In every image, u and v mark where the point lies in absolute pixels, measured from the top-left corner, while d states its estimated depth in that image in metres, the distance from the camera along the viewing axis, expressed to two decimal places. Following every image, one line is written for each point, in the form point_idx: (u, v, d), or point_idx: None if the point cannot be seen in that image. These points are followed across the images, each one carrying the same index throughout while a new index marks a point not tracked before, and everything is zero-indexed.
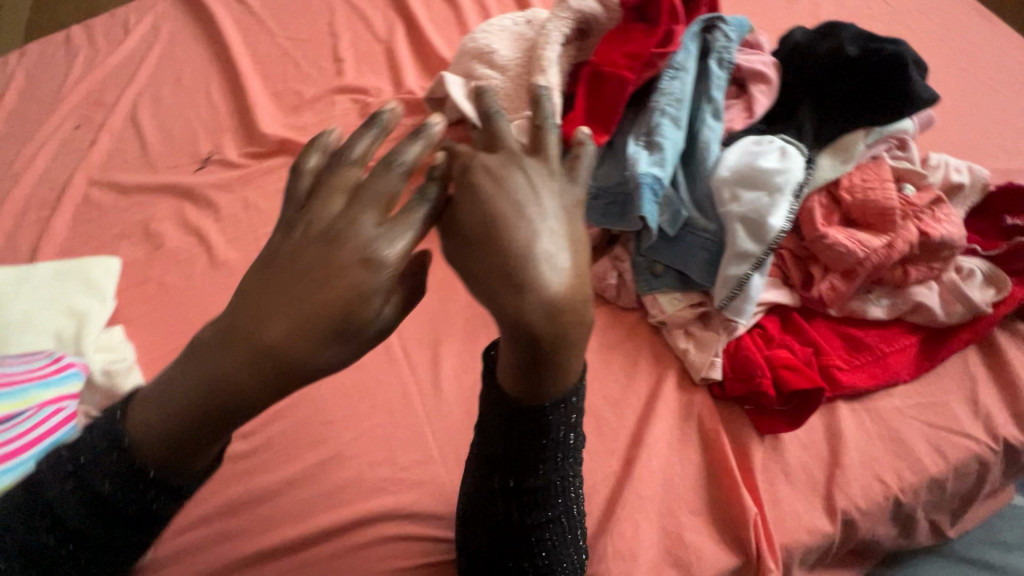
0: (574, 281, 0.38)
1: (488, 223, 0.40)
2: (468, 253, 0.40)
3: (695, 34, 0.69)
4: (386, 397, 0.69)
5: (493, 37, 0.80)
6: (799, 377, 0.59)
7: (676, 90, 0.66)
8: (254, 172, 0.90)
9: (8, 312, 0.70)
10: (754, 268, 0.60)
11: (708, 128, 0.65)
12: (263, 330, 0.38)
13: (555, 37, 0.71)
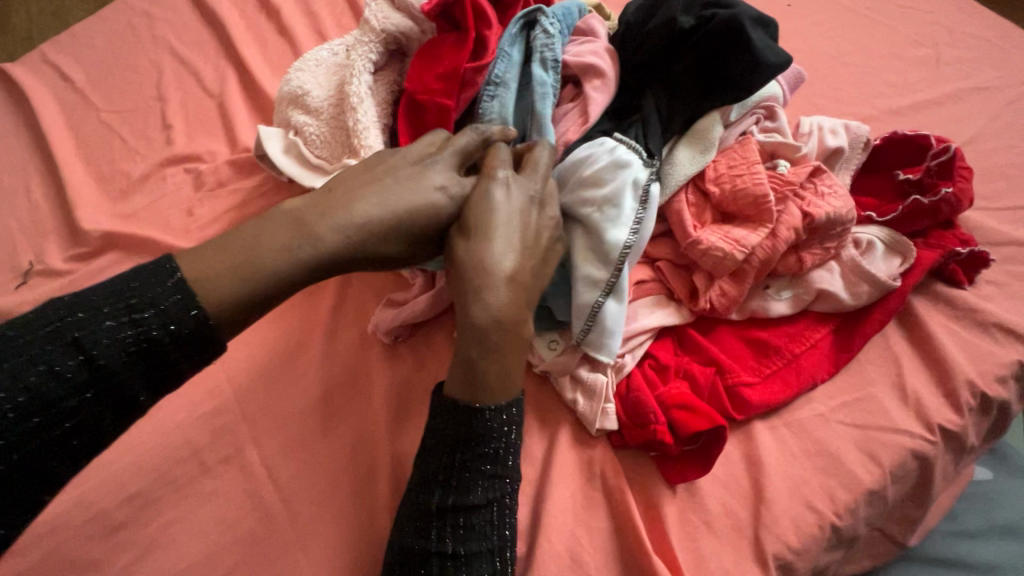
0: (512, 305, 0.43)
1: (490, 223, 0.45)
2: (467, 244, 0.45)
3: (512, 36, 0.58)
4: (243, 516, 0.58)
5: (307, 73, 0.69)
6: (697, 414, 0.50)
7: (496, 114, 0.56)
8: (81, 275, 0.78)
9: None
10: (605, 294, 0.51)
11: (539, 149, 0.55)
12: (343, 215, 0.44)
13: (362, 65, 0.62)
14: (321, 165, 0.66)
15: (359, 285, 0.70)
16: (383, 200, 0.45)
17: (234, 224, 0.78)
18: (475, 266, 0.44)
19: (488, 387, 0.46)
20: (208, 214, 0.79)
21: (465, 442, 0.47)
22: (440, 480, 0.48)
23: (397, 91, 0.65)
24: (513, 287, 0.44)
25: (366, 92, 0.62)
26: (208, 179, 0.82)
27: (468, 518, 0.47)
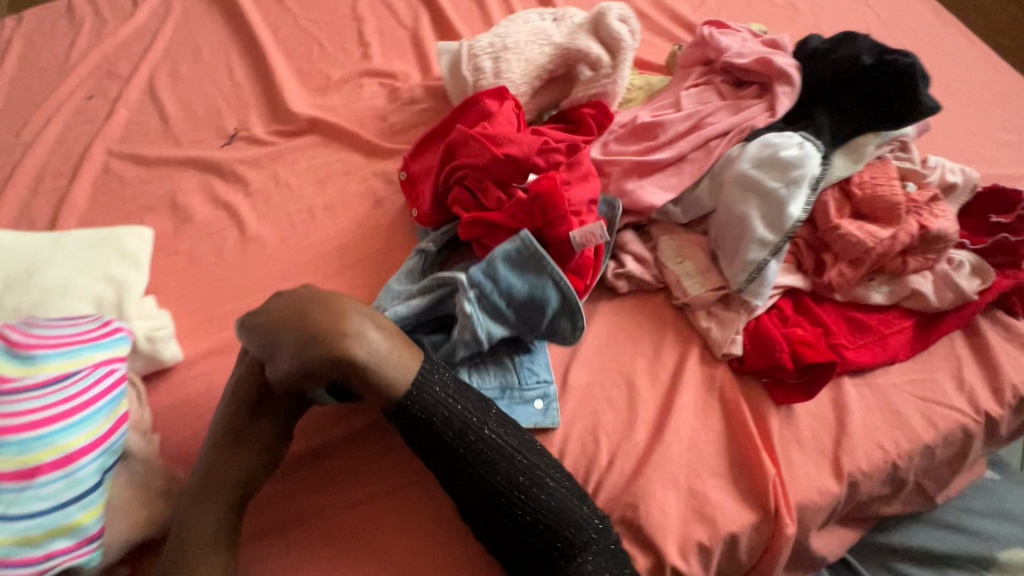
0: (377, 346, 0.57)
1: (298, 306, 0.57)
2: (292, 330, 0.55)
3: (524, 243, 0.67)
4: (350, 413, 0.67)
5: (523, 34, 0.85)
6: (812, 352, 0.65)
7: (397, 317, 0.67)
8: (284, 148, 0.92)
9: (46, 278, 0.69)
10: (771, 255, 0.66)
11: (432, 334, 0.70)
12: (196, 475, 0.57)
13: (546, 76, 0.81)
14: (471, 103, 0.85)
15: None
16: (218, 436, 0.58)
17: (423, 136, 0.91)
18: (311, 343, 0.54)
19: (393, 375, 0.57)
20: (400, 123, 0.93)
21: (429, 418, 0.57)
22: (456, 480, 0.57)
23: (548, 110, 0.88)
24: (369, 325, 0.57)
25: (525, 91, 0.83)
26: (401, 95, 0.96)
27: (488, 479, 0.57)
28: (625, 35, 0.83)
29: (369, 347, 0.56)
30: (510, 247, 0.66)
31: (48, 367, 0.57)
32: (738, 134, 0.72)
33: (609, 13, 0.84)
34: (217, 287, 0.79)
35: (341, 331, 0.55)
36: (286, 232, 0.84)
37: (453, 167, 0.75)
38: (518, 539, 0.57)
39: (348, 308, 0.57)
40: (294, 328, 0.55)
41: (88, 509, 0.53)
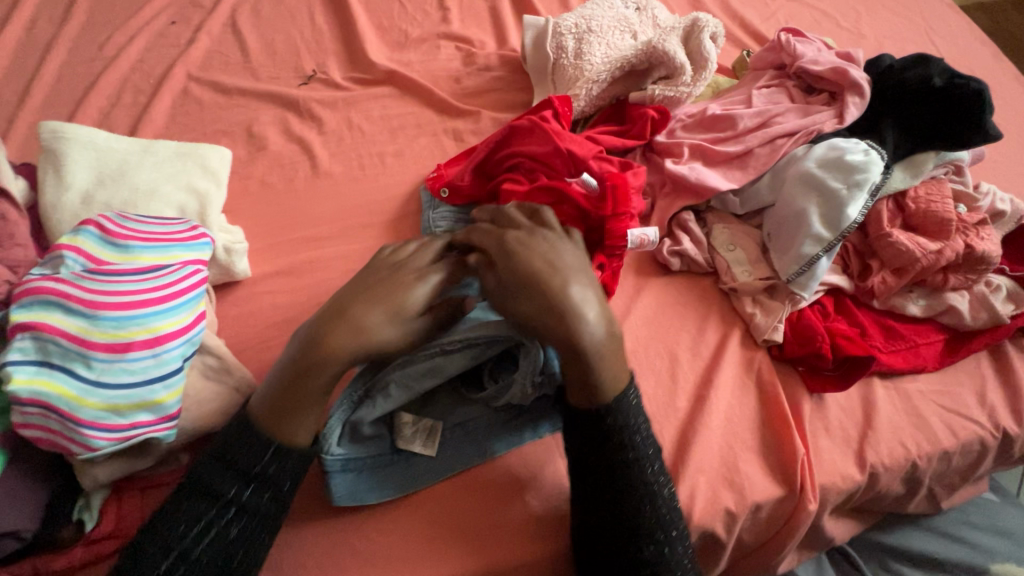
0: (602, 334, 0.54)
1: (537, 266, 0.56)
2: (513, 278, 0.56)
3: None
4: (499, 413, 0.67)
5: (607, 22, 0.90)
6: (851, 346, 0.68)
7: (445, 359, 0.62)
8: (359, 95, 0.95)
9: (135, 179, 0.73)
10: (824, 250, 0.69)
11: (350, 412, 0.63)
12: (350, 325, 0.54)
13: (623, 62, 0.84)
14: (547, 75, 0.90)
15: None
16: (313, 328, 0.54)
17: (494, 102, 0.95)
18: (541, 314, 0.54)
19: (599, 373, 0.54)
20: (473, 86, 0.96)
21: (584, 415, 0.56)
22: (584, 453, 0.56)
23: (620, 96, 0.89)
24: (596, 313, 0.54)
25: (604, 78, 0.85)
26: (476, 61, 0.99)
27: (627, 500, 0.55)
28: (713, 54, 0.84)
29: (610, 334, 0.55)
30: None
31: (142, 258, 0.62)
32: (804, 136, 0.76)
33: (703, 30, 0.85)
34: (286, 215, 0.83)
35: (574, 313, 0.53)
36: (355, 173, 0.87)
37: (511, 152, 0.78)
38: (614, 531, 0.55)
39: (575, 299, 0.54)
40: (548, 246, 0.58)
41: (170, 389, 0.56)
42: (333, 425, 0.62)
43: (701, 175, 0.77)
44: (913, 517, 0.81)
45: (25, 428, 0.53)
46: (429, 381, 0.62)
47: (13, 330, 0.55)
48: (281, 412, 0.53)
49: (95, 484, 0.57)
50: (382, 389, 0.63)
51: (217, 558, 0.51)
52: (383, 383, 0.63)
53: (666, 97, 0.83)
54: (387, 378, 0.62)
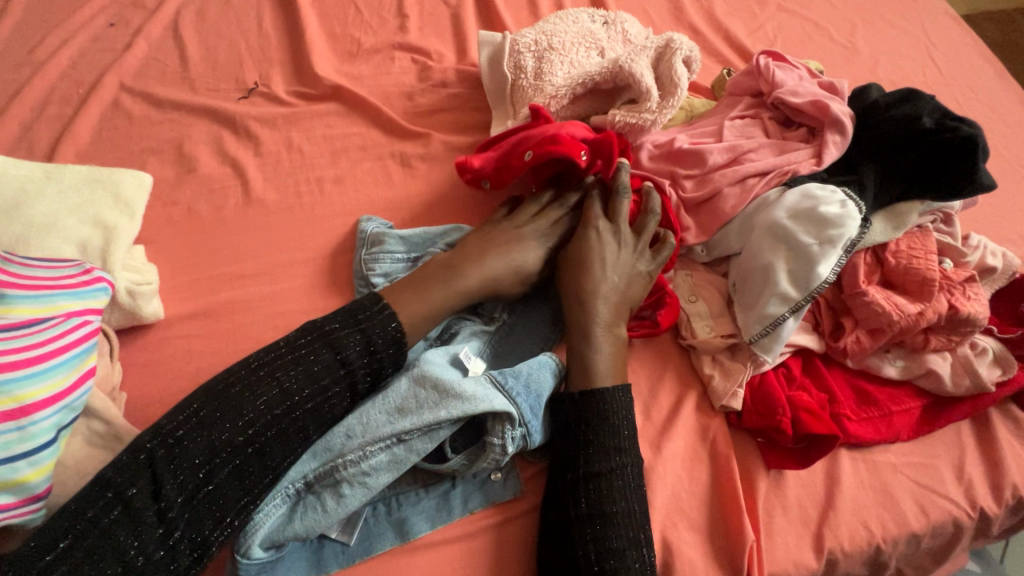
0: (619, 342, 0.66)
1: (588, 259, 0.70)
2: (591, 251, 0.70)
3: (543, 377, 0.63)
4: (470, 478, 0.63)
5: (572, 36, 0.82)
6: (815, 422, 0.61)
7: (410, 450, 0.57)
8: (302, 112, 0.87)
9: (31, 210, 0.66)
10: (791, 312, 0.62)
11: (280, 508, 0.56)
12: (476, 252, 0.69)
13: (585, 81, 0.77)
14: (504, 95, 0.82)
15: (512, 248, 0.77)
16: (447, 256, 0.69)
17: (448, 123, 0.87)
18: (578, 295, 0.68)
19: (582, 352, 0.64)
20: (426, 104, 0.89)
21: (574, 444, 0.59)
22: (565, 462, 0.59)
23: (584, 116, 0.81)
24: (611, 312, 0.67)
25: (564, 96, 0.77)
26: (432, 75, 0.92)
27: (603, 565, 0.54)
28: (685, 80, 0.76)
29: (615, 340, 0.66)
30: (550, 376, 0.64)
31: (15, 311, 0.54)
32: (777, 177, 0.68)
33: (675, 52, 0.76)
34: (211, 249, 0.76)
35: (594, 304, 0.67)
36: (290, 201, 0.80)
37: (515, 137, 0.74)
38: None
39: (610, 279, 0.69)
40: (607, 244, 0.71)
41: (37, 467, 0.50)
42: (265, 522, 0.55)
43: (684, 213, 0.73)
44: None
45: None
46: (376, 450, 0.57)
47: None
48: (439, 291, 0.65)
49: None
50: (331, 486, 0.56)
51: (241, 468, 0.54)
52: (335, 481, 0.56)
53: (628, 125, 0.75)
54: (339, 476, 0.56)
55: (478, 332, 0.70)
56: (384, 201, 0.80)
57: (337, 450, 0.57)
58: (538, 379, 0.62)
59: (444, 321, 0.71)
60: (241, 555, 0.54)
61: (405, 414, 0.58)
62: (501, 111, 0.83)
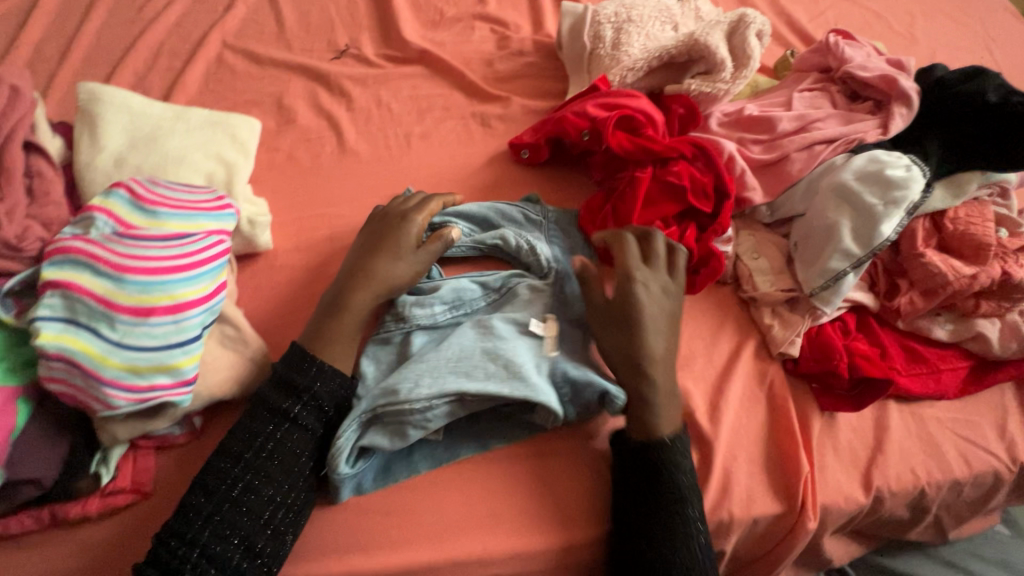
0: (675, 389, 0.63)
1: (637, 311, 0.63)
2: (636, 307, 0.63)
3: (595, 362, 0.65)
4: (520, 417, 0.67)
5: (648, 12, 0.87)
6: (869, 367, 0.66)
7: (466, 407, 0.61)
8: (390, 73, 0.94)
9: (166, 145, 0.74)
10: (852, 267, 0.67)
11: (364, 436, 0.61)
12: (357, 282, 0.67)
13: (662, 53, 0.82)
14: (583, 64, 0.88)
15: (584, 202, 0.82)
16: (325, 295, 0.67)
17: (524, 89, 0.93)
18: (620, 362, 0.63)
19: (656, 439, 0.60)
20: (505, 71, 0.95)
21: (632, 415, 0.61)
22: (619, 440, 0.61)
23: (657, 88, 0.86)
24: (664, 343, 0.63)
25: (641, 68, 0.83)
26: (510, 45, 0.98)
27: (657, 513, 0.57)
28: (757, 52, 0.81)
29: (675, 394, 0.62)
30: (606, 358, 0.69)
31: (168, 225, 0.63)
32: (843, 144, 0.73)
33: (749, 26, 0.81)
34: (310, 189, 0.83)
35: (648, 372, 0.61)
36: (380, 152, 0.87)
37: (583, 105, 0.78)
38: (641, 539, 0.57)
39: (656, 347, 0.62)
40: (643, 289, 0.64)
41: (189, 355, 0.58)
42: (346, 445, 0.59)
43: (749, 175, 0.75)
44: (917, 546, 0.80)
45: (51, 383, 0.56)
46: (442, 414, 0.60)
47: (43, 287, 0.57)
48: (322, 335, 0.64)
49: (114, 441, 0.59)
50: (397, 426, 0.60)
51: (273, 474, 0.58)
52: (401, 423, 0.60)
53: (703, 94, 0.81)
54: (405, 419, 0.60)
55: (536, 288, 0.71)
56: (465, 156, 0.86)
57: (411, 396, 0.59)
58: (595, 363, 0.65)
59: (500, 276, 0.73)
60: (332, 472, 0.59)
61: (470, 376, 0.61)
62: (578, 80, 0.89)
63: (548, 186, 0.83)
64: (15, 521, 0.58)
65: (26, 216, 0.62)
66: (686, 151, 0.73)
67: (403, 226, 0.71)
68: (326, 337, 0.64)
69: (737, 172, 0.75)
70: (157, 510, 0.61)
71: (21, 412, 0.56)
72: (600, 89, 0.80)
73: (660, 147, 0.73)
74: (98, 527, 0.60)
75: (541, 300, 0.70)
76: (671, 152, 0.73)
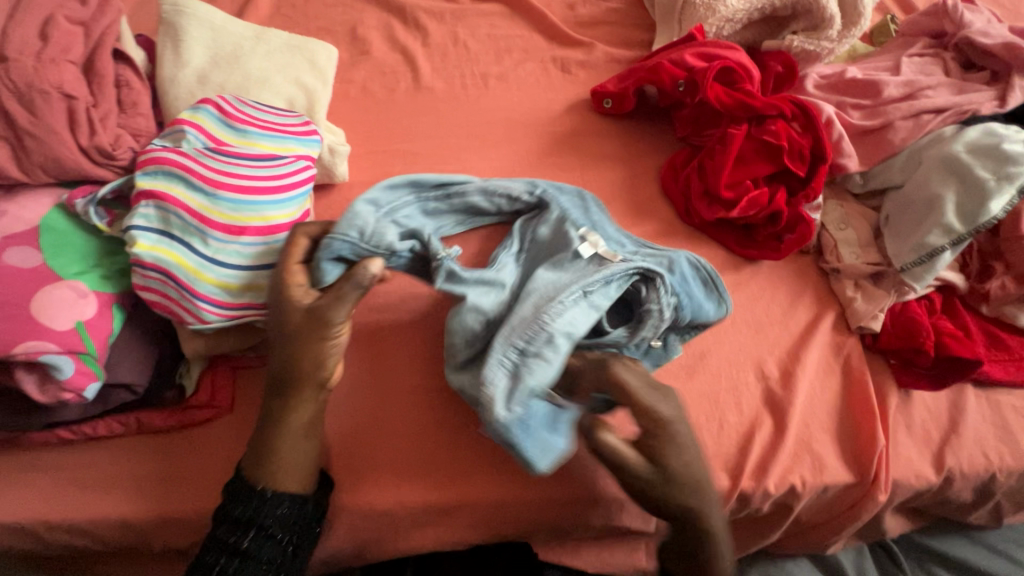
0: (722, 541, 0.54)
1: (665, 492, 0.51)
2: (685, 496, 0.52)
3: (689, 267, 0.65)
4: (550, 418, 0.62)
5: None
6: (958, 347, 0.65)
7: (558, 324, 0.56)
8: (468, 10, 0.90)
9: (248, 66, 0.72)
10: (951, 243, 0.64)
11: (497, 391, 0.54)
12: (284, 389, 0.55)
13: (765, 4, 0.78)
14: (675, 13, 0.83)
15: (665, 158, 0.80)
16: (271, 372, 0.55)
17: (607, 37, 0.89)
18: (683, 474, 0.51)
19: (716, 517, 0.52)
20: (587, 16, 0.91)
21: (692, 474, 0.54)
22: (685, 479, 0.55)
23: (754, 42, 0.83)
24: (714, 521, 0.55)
25: (740, 19, 0.79)
26: None
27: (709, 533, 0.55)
28: (869, 8, 0.76)
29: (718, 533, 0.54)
30: (711, 266, 0.66)
31: (260, 147, 0.63)
32: (955, 115, 0.70)
33: None
34: (384, 124, 0.81)
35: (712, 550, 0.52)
36: (457, 91, 0.84)
37: (677, 54, 0.76)
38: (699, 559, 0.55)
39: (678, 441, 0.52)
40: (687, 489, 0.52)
41: None
42: (501, 387, 0.53)
43: (846, 141, 0.72)
44: (963, 528, 0.79)
45: (144, 294, 0.56)
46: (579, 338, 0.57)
47: (137, 196, 0.57)
48: (265, 457, 0.55)
49: (197, 355, 0.60)
50: (542, 359, 0.55)
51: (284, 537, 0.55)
52: (548, 352, 0.55)
53: (805, 52, 0.77)
54: (544, 353, 0.55)
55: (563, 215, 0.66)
56: (545, 102, 0.83)
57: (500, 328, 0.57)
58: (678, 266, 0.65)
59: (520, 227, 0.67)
60: (492, 418, 0.52)
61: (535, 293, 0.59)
62: (668, 29, 0.85)
63: (629, 139, 0.80)
64: (106, 425, 0.60)
65: (117, 126, 0.62)
66: (786, 109, 0.71)
67: (326, 316, 0.54)
68: (269, 459, 0.55)
69: (834, 138, 0.71)
70: (236, 426, 0.62)
71: (117, 318, 0.57)
72: (697, 39, 0.77)
73: (757, 104, 0.71)
74: (181, 438, 0.61)
75: (565, 230, 0.65)
76: (768, 111, 0.71)
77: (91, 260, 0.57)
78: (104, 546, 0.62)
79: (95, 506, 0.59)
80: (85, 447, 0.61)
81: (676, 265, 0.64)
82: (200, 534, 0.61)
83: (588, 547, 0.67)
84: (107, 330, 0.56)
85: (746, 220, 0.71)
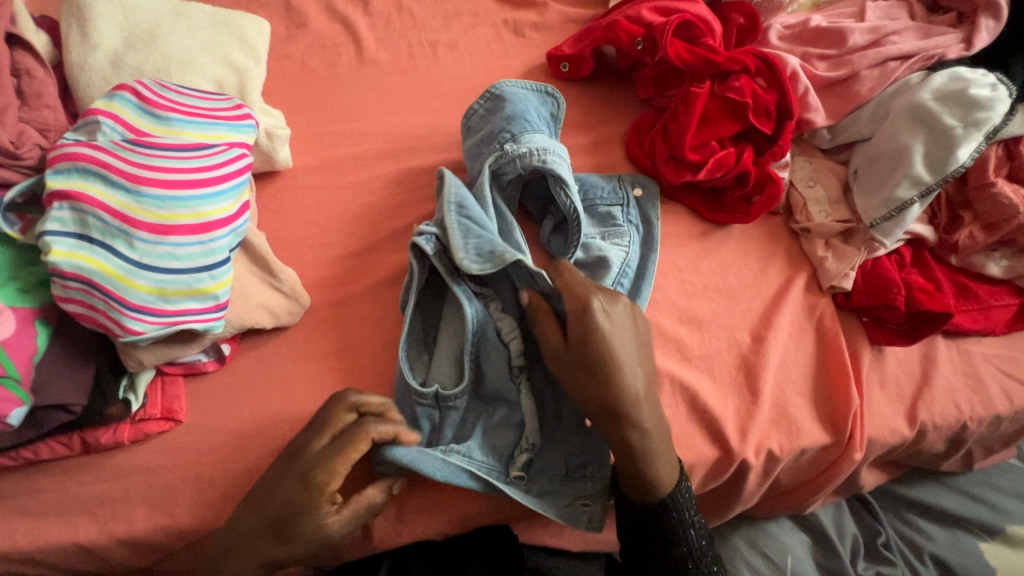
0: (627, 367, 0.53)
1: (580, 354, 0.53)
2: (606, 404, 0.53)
3: (538, 108, 0.69)
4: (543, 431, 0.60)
5: None
6: (928, 301, 0.64)
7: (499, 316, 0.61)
8: None
9: (167, 45, 0.66)
10: (919, 196, 0.63)
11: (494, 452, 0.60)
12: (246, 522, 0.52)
13: None
14: None
15: (629, 122, 0.76)
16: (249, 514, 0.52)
17: None
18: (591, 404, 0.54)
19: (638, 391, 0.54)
20: None
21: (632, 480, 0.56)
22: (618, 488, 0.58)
23: None
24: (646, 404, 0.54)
25: None
26: None
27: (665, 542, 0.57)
28: None
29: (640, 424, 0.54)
30: (601, 175, 0.70)
31: (186, 135, 0.57)
32: (921, 61, 0.68)
33: None
34: (328, 103, 0.75)
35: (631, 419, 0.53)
36: (403, 62, 0.78)
37: (634, 10, 0.72)
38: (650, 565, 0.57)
39: (599, 327, 0.53)
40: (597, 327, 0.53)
41: (218, 280, 0.54)
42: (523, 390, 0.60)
43: (812, 94, 0.69)
44: (935, 474, 0.81)
45: (69, 305, 0.51)
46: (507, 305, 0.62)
47: (49, 197, 0.52)
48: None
49: (140, 366, 0.56)
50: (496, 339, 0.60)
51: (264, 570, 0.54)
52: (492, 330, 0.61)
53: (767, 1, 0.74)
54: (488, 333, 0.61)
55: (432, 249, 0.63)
56: (499, 69, 0.78)
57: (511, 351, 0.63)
58: (522, 99, 0.67)
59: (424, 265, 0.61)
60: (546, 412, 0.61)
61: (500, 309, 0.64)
62: None
63: (590, 104, 0.76)
64: (47, 447, 0.56)
65: (19, 120, 0.55)
66: (749, 64, 0.67)
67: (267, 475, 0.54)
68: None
69: (799, 91, 0.69)
70: (192, 439, 0.58)
71: (42, 333, 0.53)
72: None
73: (720, 59, 0.67)
74: (133, 454, 0.57)
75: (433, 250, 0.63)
76: (732, 66, 0.67)
77: (3, 273, 0.53)
78: (62, 573, 0.59)
79: (46, 532, 0.55)
80: (29, 471, 0.57)
81: (512, 128, 0.65)
82: (162, 553, 0.58)
83: (572, 529, 0.66)
84: (30, 348, 0.52)
85: (713, 182, 0.68)
